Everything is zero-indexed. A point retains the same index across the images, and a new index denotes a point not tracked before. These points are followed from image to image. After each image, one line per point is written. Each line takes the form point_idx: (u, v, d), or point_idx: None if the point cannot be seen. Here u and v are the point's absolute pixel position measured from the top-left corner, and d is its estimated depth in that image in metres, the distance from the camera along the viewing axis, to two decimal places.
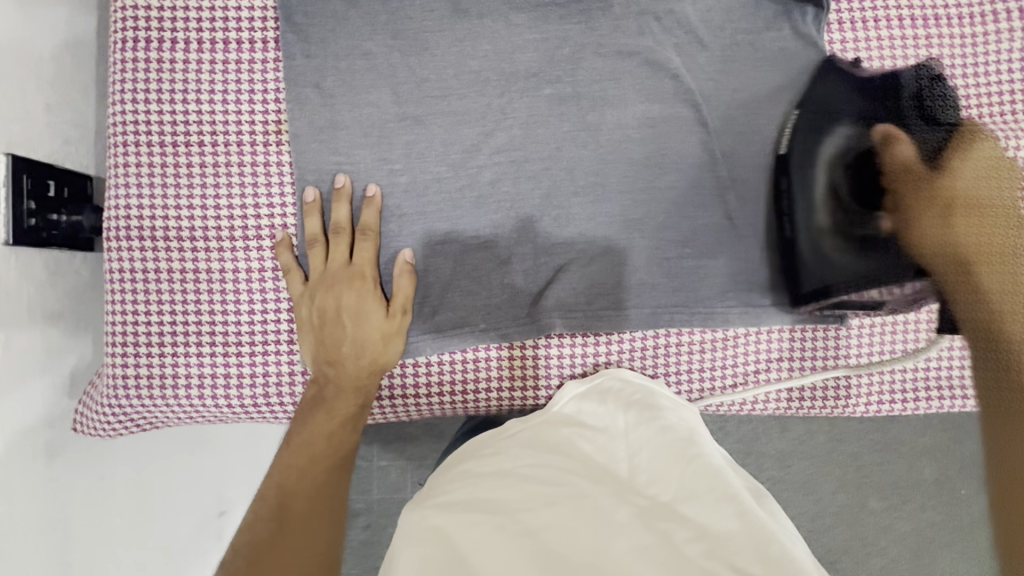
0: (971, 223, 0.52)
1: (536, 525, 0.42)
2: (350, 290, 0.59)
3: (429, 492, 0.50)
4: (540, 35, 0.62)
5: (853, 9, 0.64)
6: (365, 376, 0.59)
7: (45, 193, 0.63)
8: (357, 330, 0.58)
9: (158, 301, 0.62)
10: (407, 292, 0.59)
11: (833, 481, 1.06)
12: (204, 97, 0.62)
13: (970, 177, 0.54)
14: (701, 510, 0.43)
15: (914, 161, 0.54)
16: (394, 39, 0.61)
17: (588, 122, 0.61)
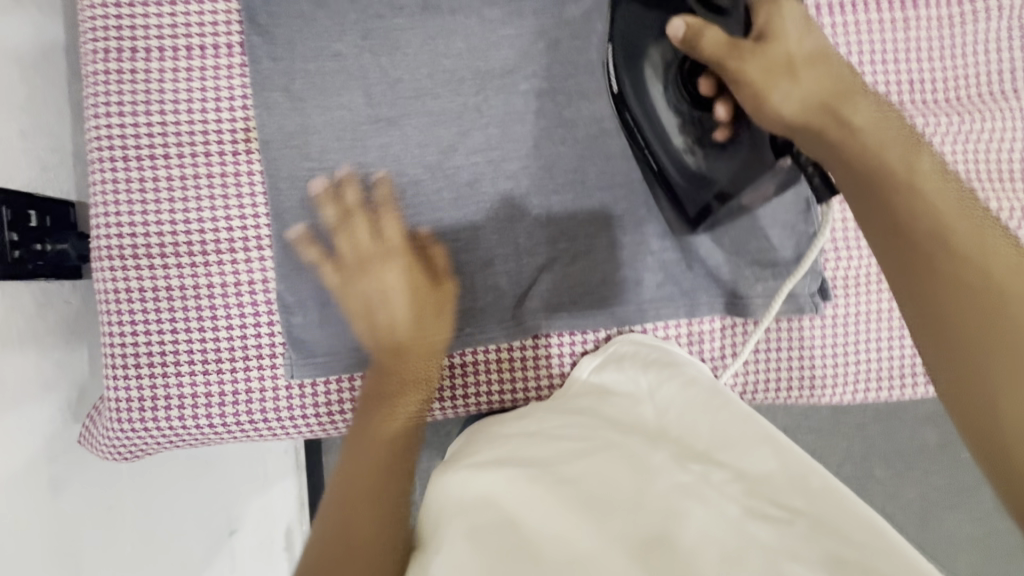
0: (816, 78, 0.48)
1: (569, 473, 0.42)
2: (382, 278, 0.56)
3: (466, 456, 0.51)
4: (514, 30, 0.61)
5: None
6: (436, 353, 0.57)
7: (26, 224, 0.63)
8: (397, 302, 0.56)
9: (141, 325, 0.61)
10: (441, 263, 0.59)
11: (839, 453, 1.07)
12: (168, 108, 0.61)
13: (799, 58, 0.48)
14: (735, 454, 0.40)
15: (727, 38, 0.49)
16: (364, 40, 0.60)
17: (565, 117, 0.60)
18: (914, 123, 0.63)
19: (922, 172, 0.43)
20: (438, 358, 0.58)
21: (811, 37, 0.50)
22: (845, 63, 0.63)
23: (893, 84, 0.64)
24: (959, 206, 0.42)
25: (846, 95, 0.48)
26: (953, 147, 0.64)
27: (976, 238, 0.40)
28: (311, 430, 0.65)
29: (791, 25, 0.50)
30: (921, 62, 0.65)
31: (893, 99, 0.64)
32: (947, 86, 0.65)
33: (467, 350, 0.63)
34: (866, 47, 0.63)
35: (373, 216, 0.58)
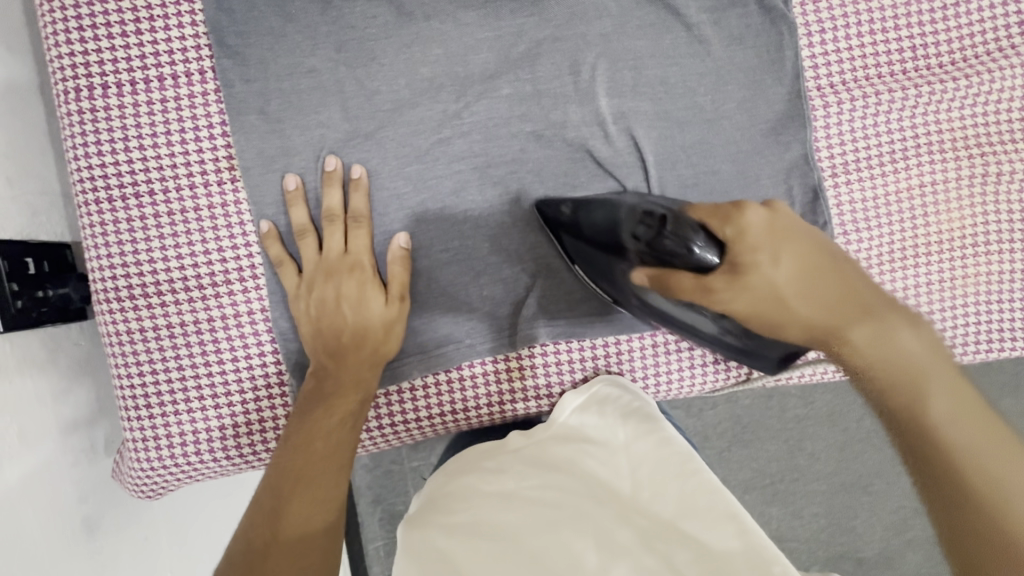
0: (812, 302, 0.51)
1: (538, 547, 0.42)
2: (349, 282, 0.58)
3: (433, 511, 0.51)
4: (493, 32, 0.59)
5: None
6: (365, 365, 0.57)
7: (25, 271, 0.63)
8: (358, 314, 0.57)
9: (147, 364, 0.61)
10: (402, 279, 0.58)
11: (859, 408, 1.06)
12: (147, 143, 0.59)
13: (784, 263, 0.51)
14: (701, 528, 0.42)
15: (693, 280, 0.51)
16: (338, 52, 0.58)
17: (552, 120, 0.60)
18: (905, 94, 0.64)
19: (937, 407, 0.45)
20: (382, 359, 0.58)
21: (785, 258, 0.51)
22: (834, 40, 0.64)
23: (882, 53, 0.64)
24: (965, 413, 0.44)
25: (819, 268, 0.52)
26: (949, 112, 0.65)
27: (979, 434, 0.42)
28: None
29: (760, 234, 0.51)
30: (913, 28, 0.64)
31: (884, 71, 0.65)
32: (944, 50, 0.65)
33: (463, 364, 0.63)
34: (854, 19, 0.64)
35: (328, 220, 0.58)
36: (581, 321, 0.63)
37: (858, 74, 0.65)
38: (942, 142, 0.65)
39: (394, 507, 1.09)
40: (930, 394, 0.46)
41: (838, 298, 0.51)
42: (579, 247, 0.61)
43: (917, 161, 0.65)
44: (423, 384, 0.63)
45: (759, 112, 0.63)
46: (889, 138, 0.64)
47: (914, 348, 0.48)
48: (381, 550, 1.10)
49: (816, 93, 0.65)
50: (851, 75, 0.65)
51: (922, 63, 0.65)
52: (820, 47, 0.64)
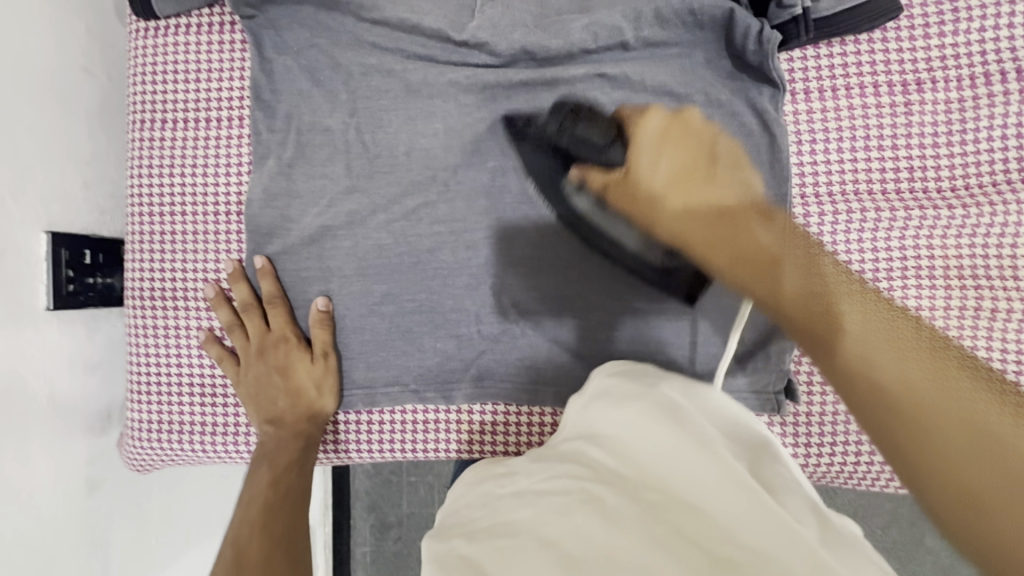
0: (725, 226, 0.54)
1: (551, 533, 0.41)
2: (280, 353, 0.67)
3: (459, 524, 0.50)
4: (488, 113, 0.65)
5: (822, 78, 0.64)
6: (303, 420, 0.66)
7: (82, 261, 0.76)
8: (292, 381, 0.66)
9: (153, 357, 0.70)
10: (324, 339, 0.66)
11: (880, 518, 1.00)
12: (186, 172, 0.69)
13: (666, 199, 0.56)
14: (710, 487, 0.40)
15: (608, 174, 0.58)
16: (351, 117, 0.66)
17: (530, 196, 0.64)
18: (897, 216, 0.62)
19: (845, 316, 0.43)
20: (318, 415, 0.67)
21: (667, 154, 0.58)
22: (827, 150, 0.64)
23: (878, 169, 0.63)
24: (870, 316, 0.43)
25: (737, 225, 0.54)
26: (945, 240, 0.62)
27: (918, 368, 0.37)
28: None
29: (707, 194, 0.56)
30: (913, 150, 0.63)
31: (879, 188, 0.63)
32: (949, 175, 0.62)
33: (430, 407, 0.69)
34: (851, 132, 0.64)
35: (246, 310, 0.67)
36: (528, 386, 0.66)
37: (847, 186, 0.64)
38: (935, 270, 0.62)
39: (386, 519, 1.14)
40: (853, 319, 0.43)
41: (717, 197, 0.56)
42: (535, 319, 0.65)
43: (900, 283, 0.62)
44: (392, 418, 0.69)
45: None
46: (872, 257, 0.63)
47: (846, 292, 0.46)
48: (367, 555, 1.14)
49: (798, 203, 0.64)
50: (839, 187, 0.64)
51: (920, 186, 0.63)
52: (809, 156, 0.64)
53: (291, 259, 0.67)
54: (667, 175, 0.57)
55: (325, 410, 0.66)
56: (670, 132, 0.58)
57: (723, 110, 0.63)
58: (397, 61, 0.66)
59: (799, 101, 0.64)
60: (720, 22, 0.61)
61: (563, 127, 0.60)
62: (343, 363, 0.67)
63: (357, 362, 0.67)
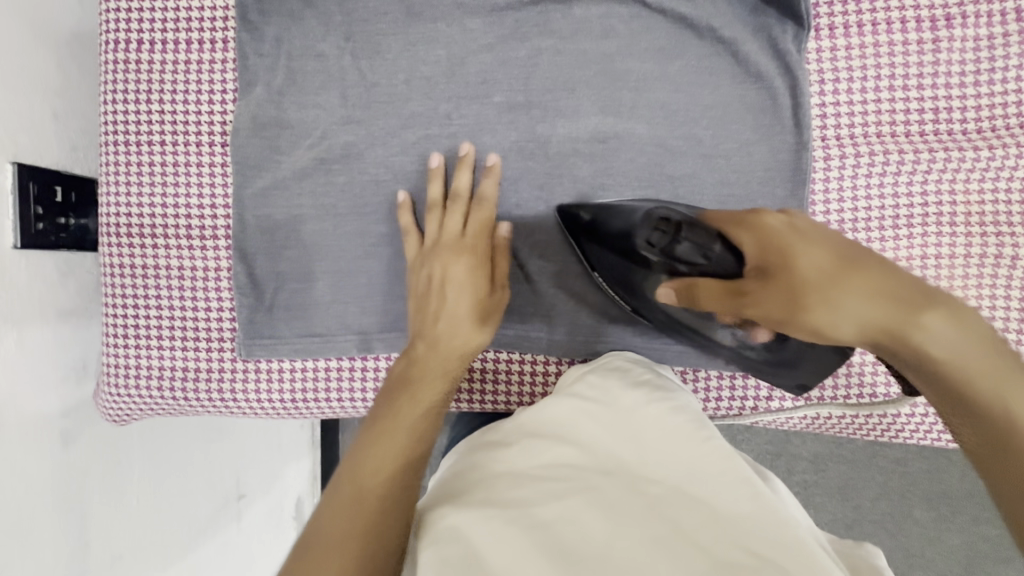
0: (786, 227, 0.49)
1: (547, 517, 0.41)
2: (467, 262, 0.58)
3: (441, 494, 0.48)
4: (494, 39, 0.60)
5: (847, 12, 0.59)
6: (459, 347, 0.57)
7: (52, 199, 0.70)
8: (455, 293, 0.58)
9: (131, 300, 0.65)
10: (503, 248, 0.60)
11: (876, 487, 0.99)
12: (166, 100, 0.64)
13: (844, 297, 0.44)
14: (715, 492, 0.42)
15: (721, 287, 0.51)
16: (346, 42, 0.61)
17: (538, 131, 0.60)
18: (922, 159, 0.58)
19: (934, 344, 0.42)
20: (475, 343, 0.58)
21: (811, 250, 0.47)
22: (850, 90, 0.59)
23: (901, 112, 0.59)
24: (983, 360, 0.41)
25: (856, 263, 0.46)
26: (967, 185, 0.58)
27: (984, 371, 0.41)
28: (280, 411, 0.68)
29: (779, 236, 0.49)
30: (939, 90, 0.58)
31: (901, 131, 0.59)
32: (979, 116, 0.58)
33: None
34: (874, 71, 0.59)
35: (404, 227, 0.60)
36: (531, 334, 0.63)
37: (870, 130, 0.59)
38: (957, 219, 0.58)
39: None
40: (928, 328, 0.42)
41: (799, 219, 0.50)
42: (541, 263, 0.62)
43: (922, 233, 0.59)
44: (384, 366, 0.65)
45: (758, 155, 0.59)
46: (894, 206, 0.59)
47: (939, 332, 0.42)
48: None
49: (819, 144, 0.60)
50: (861, 131, 0.59)
51: (948, 128, 0.58)
52: (832, 97, 0.60)
53: (280, 197, 0.63)
54: (801, 254, 0.47)
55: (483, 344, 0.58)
56: (796, 230, 0.49)
57: (744, 44, 0.58)
58: None
59: (823, 38, 0.59)
60: None
61: (651, 245, 0.55)
62: (335, 308, 0.63)
63: (350, 307, 0.63)
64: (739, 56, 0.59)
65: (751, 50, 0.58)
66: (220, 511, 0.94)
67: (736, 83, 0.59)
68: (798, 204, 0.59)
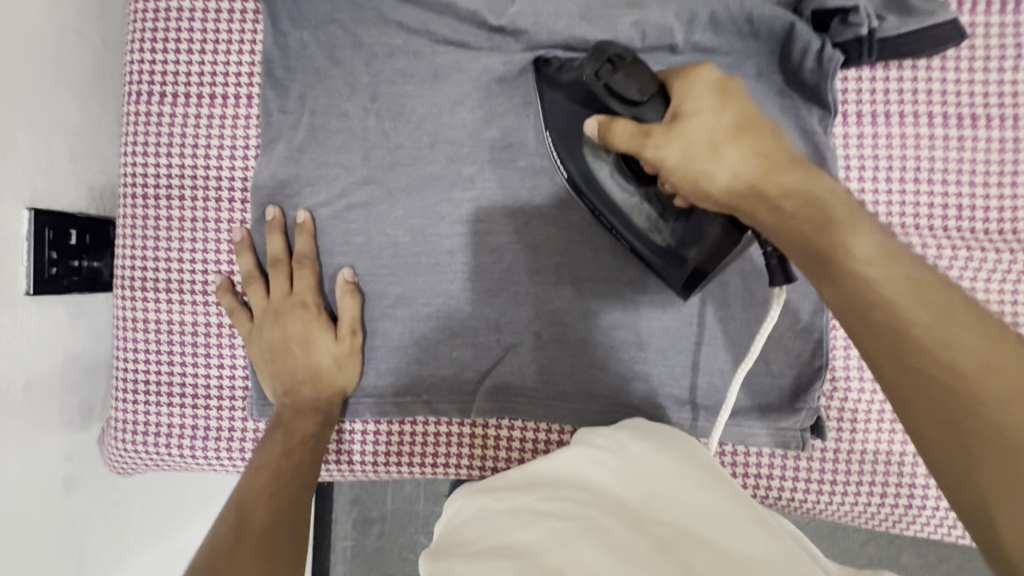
0: (744, 154, 0.45)
1: (554, 565, 0.40)
2: (297, 319, 0.61)
3: (446, 541, 0.47)
4: (519, 105, 0.60)
5: (877, 101, 0.58)
6: (320, 398, 0.61)
7: (66, 241, 0.70)
8: (310, 356, 0.61)
9: (142, 352, 0.65)
10: (352, 312, 0.61)
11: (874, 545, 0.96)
12: (187, 153, 0.64)
13: (770, 188, 0.44)
14: (724, 534, 0.41)
15: (638, 127, 0.48)
16: (371, 103, 0.61)
17: (561, 201, 0.60)
18: (945, 253, 0.57)
19: (873, 271, 0.39)
20: (342, 393, 0.62)
21: (727, 135, 0.46)
22: (877, 179, 0.58)
23: (925, 204, 0.58)
24: (909, 277, 0.38)
25: (777, 159, 0.45)
26: (990, 283, 0.56)
27: (909, 286, 0.38)
28: None
29: (703, 120, 0.47)
30: (962, 186, 0.58)
31: (925, 224, 0.58)
32: (1001, 216, 0.57)
33: (443, 418, 0.64)
34: (900, 163, 0.58)
35: (275, 267, 0.62)
36: (545, 403, 0.62)
37: (895, 220, 0.58)
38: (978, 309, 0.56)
39: (367, 512, 1.07)
40: (857, 236, 0.41)
41: (754, 142, 0.46)
42: (559, 332, 0.61)
43: None
44: (400, 429, 0.65)
45: None
46: None
47: (871, 238, 0.40)
48: (348, 550, 1.08)
49: None
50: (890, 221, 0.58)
51: (970, 225, 0.57)
52: (858, 182, 0.58)
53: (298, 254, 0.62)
54: (714, 133, 0.46)
55: (345, 389, 0.62)
56: (726, 93, 0.47)
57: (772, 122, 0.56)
58: (426, 45, 0.60)
59: (851, 123, 0.58)
60: (778, 35, 0.56)
61: (599, 78, 0.49)
62: None
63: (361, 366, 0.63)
64: None
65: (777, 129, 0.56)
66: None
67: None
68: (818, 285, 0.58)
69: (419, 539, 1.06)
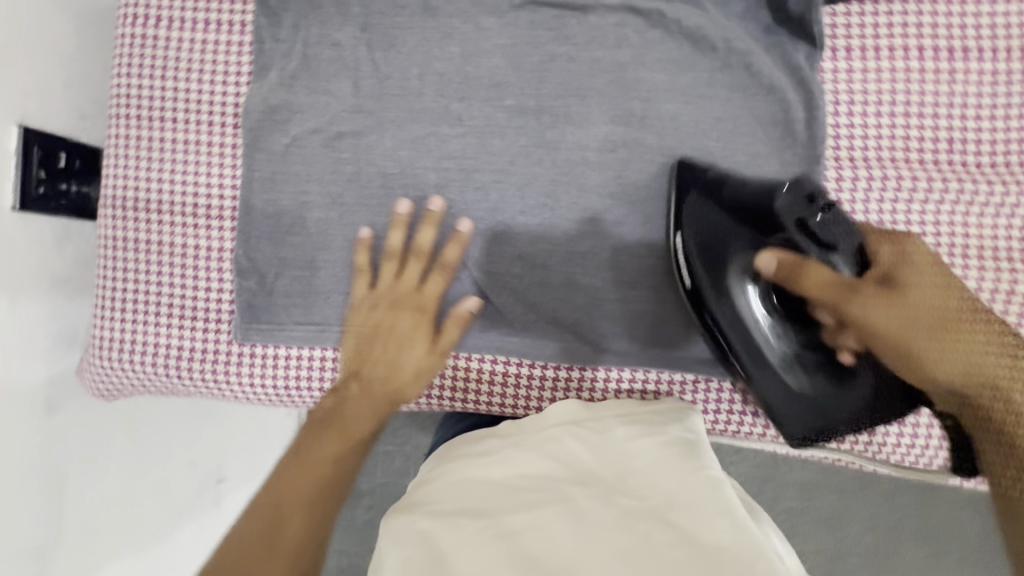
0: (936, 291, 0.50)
1: (516, 526, 0.44)
2: (407, 318, 0.61)
3: (418, 498, 0.51)
4: (509, 40, 0.60)
5: (865, 36, 0.58)
6: (384, 395, 0.60)
7: (56, 164, 0.70)
8: (399, 355, 0.60)
9: (132, 272, 0.66)
10: (451, 337, 0.61)
11: (860, 519, 0.96)
12: (179, 77, 0.64)
13: (886, 296, 0.49)
14: (692, 520, 0.42)
15: (834, 279, 0.50)
16: (362, 32, 0.61)
17: (547, 138, 0.60)
18: (933, 187, 0.58)
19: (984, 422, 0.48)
20: (399, 400, 0.61)
21: (894, 305, 0.49)
22: (864, 115, 0.59)
23: (914, 135, 0.58)
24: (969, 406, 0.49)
25: (873, 279, 0.50)
26: (973, 211, 0.58)
27: (997, 428, 0.47)
28: (271, 398, 0.67)
29: (834, 275, 0.50)
30: (952, 121, 0.58)
31: (912, 156, 0.59)
32: (988, 148, 0.58)
33: None
34: (888, 96, 0.58)
35: (414, 255, 0.61)
36: (526, 341, 0.64)
37: (884, 153, 0.59)
38: (958, 245, 0.58)
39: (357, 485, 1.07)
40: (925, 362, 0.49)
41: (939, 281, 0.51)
42: (542, 271, 0.62)
43: None
44: None
45: (767, 168, 0.59)
46: (894, 232, 0.59)
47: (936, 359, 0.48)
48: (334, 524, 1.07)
49: (832, 163, 0.59)
50: (875, 153, 0.59)
51: (958, 157, 0.58)
52: (845, 118, 0.59)
53: (287, 180, 0.63)
54: (898, 311, 0.49)
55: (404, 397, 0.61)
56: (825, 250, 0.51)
57: (757, 57, 0.58)
58: None
59: (839, 58, 0.59)
60: None
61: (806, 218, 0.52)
62: (333, 298, 0.64)
63: (343, 293, 0.64)
64: (752, 69, 0.58)
65: (763, 63, 0.58)
66: (199, 490, 0.94)
67: (748, 97, 0.58)
68: None
69: None
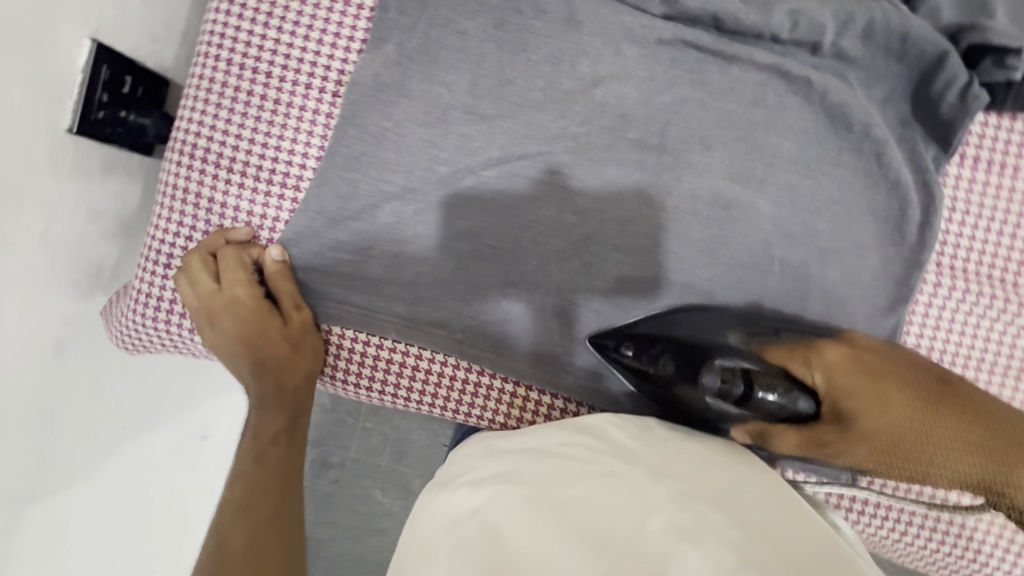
0: (917, 407, 0.47)
1: (565, 497, 0.41)
2: (234, 314, 0.58)
3: (462, 473, 0.49)
4: (646, 72, 0.57)
5: (997, 150, 0.58)
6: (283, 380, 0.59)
7: (120, 89, 0.64)
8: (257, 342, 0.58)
9: (186, 226, 0.61)
10: (290, 291, 0.59)
11: None
12: (285, 28, 0.59)
13: (889, 397, 0.48)
14: (745, 505, 0.40)
15: (801, 430, 0.49)
16: (495, 28, 0.58)
17: (661, 180, 0.58)
18: (1009, 308, 0.60)
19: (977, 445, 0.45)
20: (306, 374, 0.60)
21: (836, 377, 0.50)
22: (972, 229, 0.60)
23: (1016, 257, 0.59)
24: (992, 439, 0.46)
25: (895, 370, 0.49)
26: None
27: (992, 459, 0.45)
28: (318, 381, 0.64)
29: (849, 365, 0.50)
30: None
31: (1009, 276, 0.60)
32: None
33: (485, 369, 0.62)
34: (1002, 214, 0.59)
35: (202, 264, 0.59)
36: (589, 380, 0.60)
37: (982, 266, 0.60)
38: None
39: (328, 457, 1.02)
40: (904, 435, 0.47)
41: (907, 388, 0.49)
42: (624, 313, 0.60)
43: (987, 378, 0.60)
44: (439, 369, 0.63)
45: (870, 261, 0.58)
46: (968, 344, 0.60)
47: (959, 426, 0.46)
48: None
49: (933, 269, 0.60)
50: (975, 267, 0.60)
51: None
52: (956, 227, 0.60)
53: (373, 165, 0.58)
54: (862, 395, 0.48)
55: (308, 364, 0.60)
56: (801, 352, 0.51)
57: (890, 148, 0.57)
58: None
59: (963, 165, 0.59)
60: (924, 64, 0.56)
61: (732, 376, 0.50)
62: (390, 291, 0.60)
63: (404, 289, 0.60)
64: (882, 159, 0.57)
65: (895, 156, 0.57)
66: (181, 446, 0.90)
67: (869, 186, 0.58)
68: (893, 319, 0.59)
69: (373, 494, 1.02)
